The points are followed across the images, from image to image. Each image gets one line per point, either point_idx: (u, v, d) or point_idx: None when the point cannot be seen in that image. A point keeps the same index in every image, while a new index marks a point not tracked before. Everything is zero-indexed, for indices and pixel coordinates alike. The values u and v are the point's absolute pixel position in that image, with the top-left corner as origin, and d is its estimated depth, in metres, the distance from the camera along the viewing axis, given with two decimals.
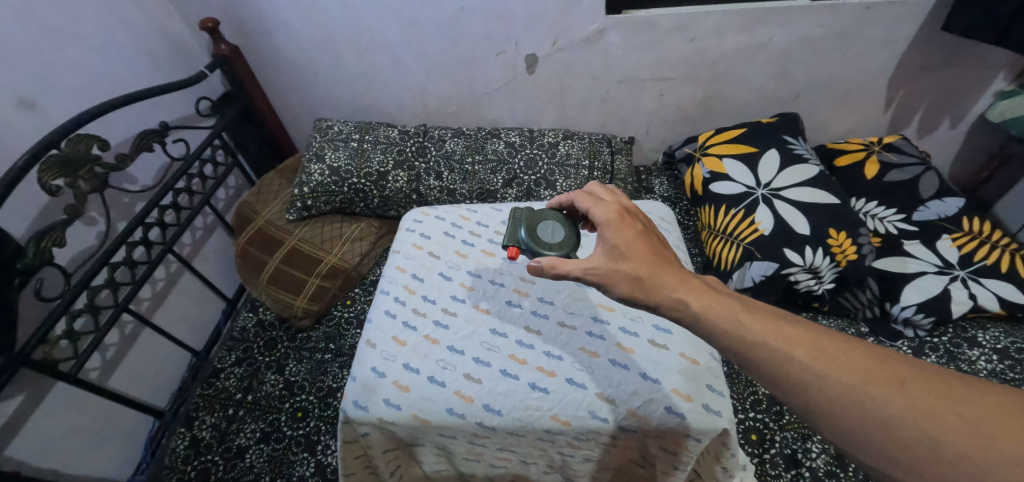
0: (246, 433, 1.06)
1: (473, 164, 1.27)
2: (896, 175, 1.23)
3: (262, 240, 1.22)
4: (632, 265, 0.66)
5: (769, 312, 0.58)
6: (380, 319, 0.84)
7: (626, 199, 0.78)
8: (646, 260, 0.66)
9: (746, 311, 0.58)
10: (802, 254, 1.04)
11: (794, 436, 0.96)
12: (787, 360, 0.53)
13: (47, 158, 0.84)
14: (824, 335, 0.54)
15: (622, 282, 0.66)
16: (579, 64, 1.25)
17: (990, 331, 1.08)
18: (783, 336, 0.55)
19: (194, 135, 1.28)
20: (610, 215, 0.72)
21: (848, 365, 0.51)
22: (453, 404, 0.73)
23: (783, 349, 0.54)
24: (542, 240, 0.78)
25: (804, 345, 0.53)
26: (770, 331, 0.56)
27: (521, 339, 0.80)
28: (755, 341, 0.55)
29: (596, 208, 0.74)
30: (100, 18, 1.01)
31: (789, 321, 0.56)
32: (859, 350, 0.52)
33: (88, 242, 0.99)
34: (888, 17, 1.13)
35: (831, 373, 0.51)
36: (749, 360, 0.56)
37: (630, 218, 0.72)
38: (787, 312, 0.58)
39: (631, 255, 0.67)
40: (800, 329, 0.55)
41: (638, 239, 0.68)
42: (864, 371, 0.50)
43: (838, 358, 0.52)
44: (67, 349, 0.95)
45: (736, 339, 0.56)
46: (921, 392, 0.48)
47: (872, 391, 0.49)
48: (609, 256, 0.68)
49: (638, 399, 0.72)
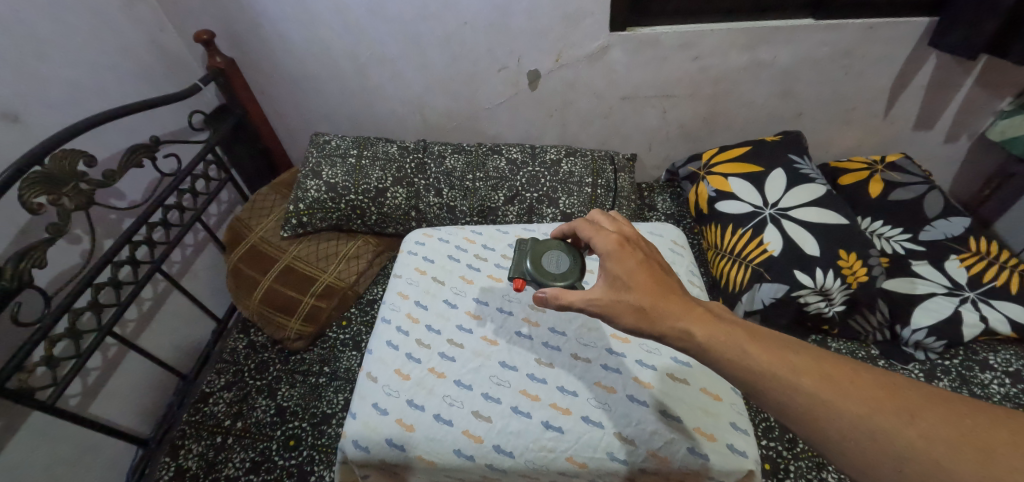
0: (234, 463, 1.00)
1: (474, 181, 1.24)
2: (900, 194, 1.22)
3: (254, 258, 1.18)
4: (634, 295, 0.62)
5: (776, 342, 0.55)
6: (382, 350, 0.80)
7: (628, 227, 0.74)
8: (648, 289, 0.62)
9: (751, 339, 0.55)
10: (813, 276, 1.01)
11: (809, 465, 0.93)
12: (794, 389, 0.50)
13: (29, 174, 0.80)
14: (831, 363, 0.51)
15: (625, 313, 0.62)
16: (582, 81, 1.23)
17: (1002, 353, 1.05)
18: (791, 366, 0.51)
19: (185, 149, 1.23)
20: (611, 245, 0.68)
21: (857, 394, 0.48)
22: (461, 445, 0.69)
23: (789, 378, 0.51)
24: (547, 270, 0.75)
25: (811, 373, 0.50)
26: (777, 360, 0.52)
27: (532, 373, 0.77)
28: (763, 373, 0.52)
29: (597, 237, 0.70)
30: (91, 30, 0.98)
31: (794, 349, 0.53)
32: (867, 378, 0.49)
33: (71, 260, 0.95)
34: (890, 37, 1.13)
35: (839, 401, 0.48)
36: (755, 390, 0.52)
37: (631, 247, 0.68)
38: (795, 340, 0.55)
39: (634, 285, 0.63)
40: (806, 358, 0.52)
41: (640, 268, 0.65)
42: (873, 401, 0.47)
43: (846, 386, 0.49)
44: (45, 376, 0.90)
45: (741, 370, 0.53)
46: (931, 421, 0.45)
47: (882, 421, 0.46)
48: (611, 287, 0.64)
49: (658, 439, 0.69)
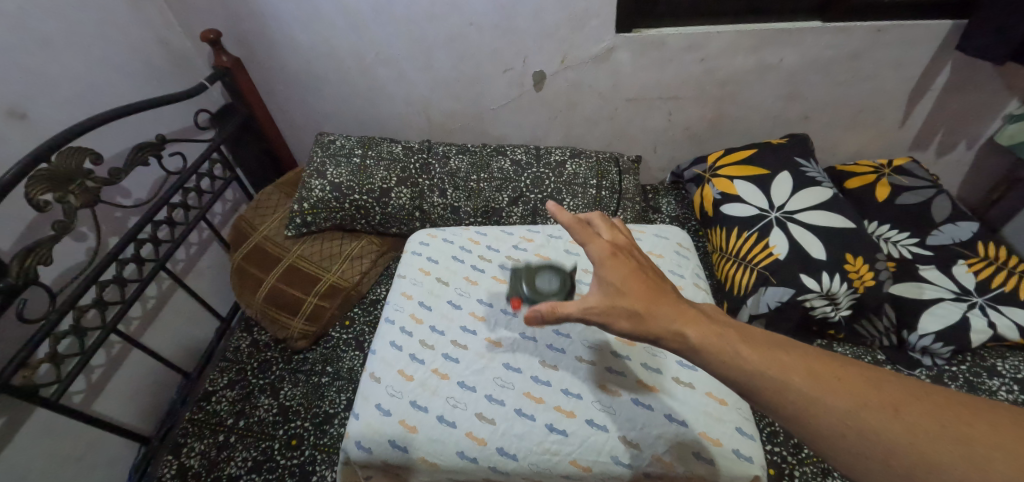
0: (237, 462, 1.00)
1: (479, 182, 1.24)
2: (908, 197, 1.21)
3: (258, 257, 1.18)
4: (629, 300, 0.61)
5: (768, 343, 0.54)
6: (385, 351, 0.80)
7: (622, 232, 0.71)
8: (643, 294, 0.61)
9: (743, 340, 0.55)
10: (819, 280, 1.00)
11: (814, 471, 0.92)
12: (783, 388, 0.49)
13: (37, 172, 0.80)
14: (820, 361, 0.50)
15: (622, 318, 0.61)
16: (588, 82, 1.23)
17: (1010, 360, 1.04)
18: (780, 364, 0.51)
19: (192, 148, 1.24)
20: (604, 254, 0.65)
21: (844, 390, 0.47)
22: (464, 447, 0.69)
23: (779, 376, 0.50)
24: (541, 288, 0.77)
25: (800, 372, 0.50)
26: (767, 359, 0.52)
27: (536, 375, 0.76)
28: (757, 373, 0.51)
29: (591, 245, 0.66)
30: (99, 28, 0.99)
31: (784, 348, 0.53)
32: (855, 375, 0.48)
33: (77, 258, 0.95)
34: (898, 40, 1.13)
35: (827, 398, 0.47)
36: (747, 390, 0.51)
37: (623, 255, 0.66)
38: (784, 339, 0.54)
39: (628, 291, 0.62)
40: (796, 356, 0.51)
41: (633, 274, 0.64)
42: (858, 396, 0.46)
43: (834, 383, 0.48)
44: (50, 373, 0.90)
45: (733, 371, 0.52)
46: (916, 415, 0.44)
47: (868, 417, 0.45)
48: (606, 293, 0.62)
49: (664, 444, 0.69)
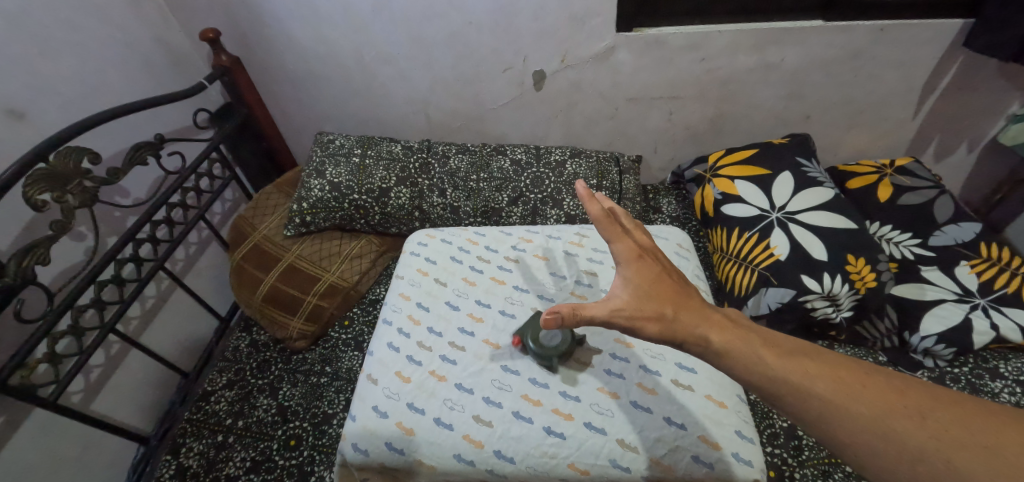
0: (235, 462, 0.99)
1: (478, 182, 1.23)
2: (910, 198, 1.20)
3: (257, 257, 1.18)
4: (656, 304, 0.60)
5: (793, 349, 0.53)
6: (382, 352, 0.80)
7: (647, 235, 0.69)
8: (668, 298, 0.60)
9: (767, 346, 0.54)
10: (820, 281, 1.00)
11: (814, 473, 0.92)
12: (808, 393, 0.49)
13: (34, 171, 0.80)
14: (846, 368, 0.50)
15: (648, 323, 0.58)
16: (588, 81, 1.22)
17: (1012, 362, 1.03)
18: (805, 370, 0.51)
19: (191, 147, 1.24)
20: (630, 256, 0.63)
21: (870, 397, 0.47)
22: (461, 449, 0.69)
23: (803, 382, 0.50)
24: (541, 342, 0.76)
25: (824, 377, 0.49)
26: (792, 365, 0.51)
27: (534, 377, 0.76)
28: (780, 378, 0.51)
29: (618, 245, 0.63)
30: (98, 27, 0.98)
31: (810, 356, 0.52)
32: (880, 382, 0.48)
33: (76, 258, 0.95)
34: (900, 39, 1.12)
35: (852, 404, 0.47)
36: (770, 395, 0.51)
37: (649, 258, 0.64)
38: (811, 346, 0.54)
39: (654, 295, 0.60)
40: (823, 363, 0.51)
41: (660, 279, 0.63)
42: (882, 403, 0.46)
43: (859, 390, 0.48)
44: (48, 373, 0.90)
45: (757, 376, 0.52)
46: (942, 422, 0.44)
47: (892, 423, 0.45)
48: (634, 296, 0.60)
49: (662, 447, 0.69)
